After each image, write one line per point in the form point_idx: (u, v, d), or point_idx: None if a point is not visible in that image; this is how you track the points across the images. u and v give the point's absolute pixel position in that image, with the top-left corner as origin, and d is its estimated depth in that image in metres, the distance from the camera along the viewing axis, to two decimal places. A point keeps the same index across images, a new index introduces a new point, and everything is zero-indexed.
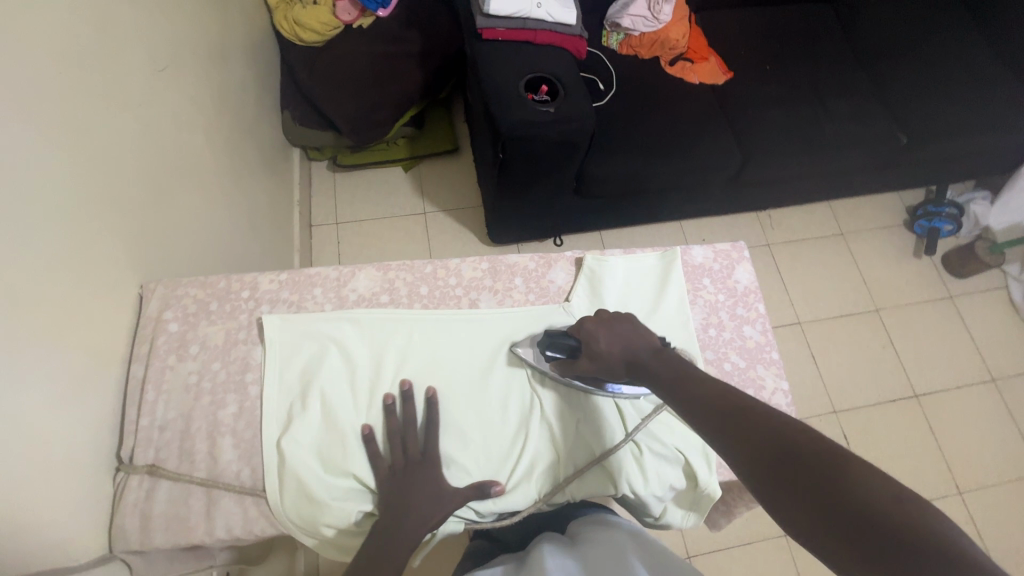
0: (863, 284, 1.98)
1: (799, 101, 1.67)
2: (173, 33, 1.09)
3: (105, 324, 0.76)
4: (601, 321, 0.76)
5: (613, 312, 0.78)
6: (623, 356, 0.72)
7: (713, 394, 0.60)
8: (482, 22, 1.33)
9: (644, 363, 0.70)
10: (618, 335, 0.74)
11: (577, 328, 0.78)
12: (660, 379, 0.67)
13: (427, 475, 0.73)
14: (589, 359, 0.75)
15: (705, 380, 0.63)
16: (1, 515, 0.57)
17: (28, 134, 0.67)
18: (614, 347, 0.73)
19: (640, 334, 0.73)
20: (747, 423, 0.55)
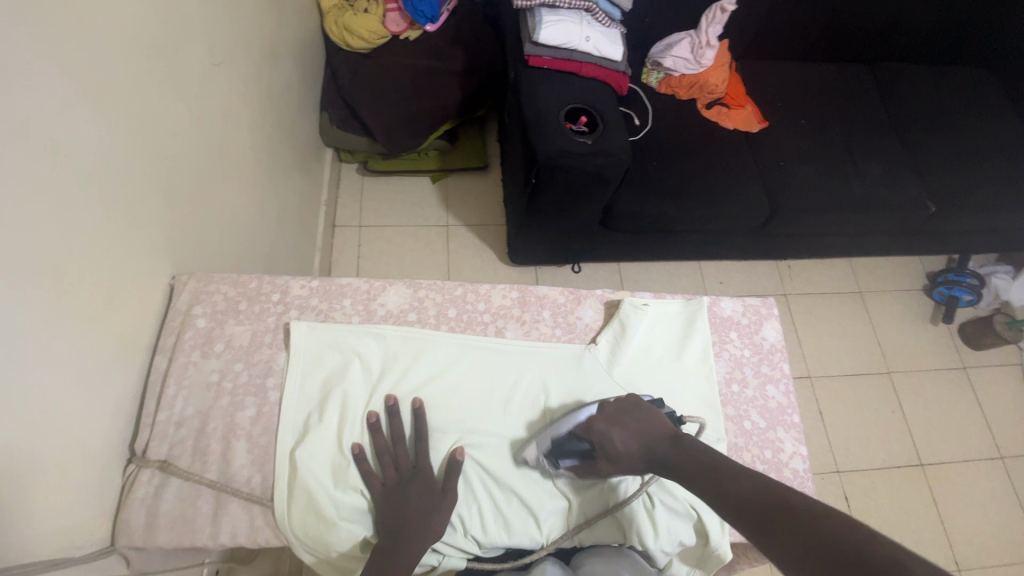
0: (878, 345, 1.97)
1: (832, 159, 1.68)
2: (232, 30, 1.10)
3: (136, 312, 0.77)
4: (609, 418, 0.74)
5: (618, 402, 0.76)
6: (646, 454, 0.71)
7: (746, 486, 0.62)
8: (530, 50, 1.35)
9: (669, 458, 0.69)
10: (634, 431, 0.72)
11: (586, 429, 0.74)
12: (690, 474, 0.66)
13: (417, 489, 0.73)
14: (607, 461, 0.72)
15: (738, 475, 0.64)
16: (15, 500, 0.57)
17: (87, 120, 0.68)
18: (631, 444, 0.71)
19: (652, 424, 0.73)
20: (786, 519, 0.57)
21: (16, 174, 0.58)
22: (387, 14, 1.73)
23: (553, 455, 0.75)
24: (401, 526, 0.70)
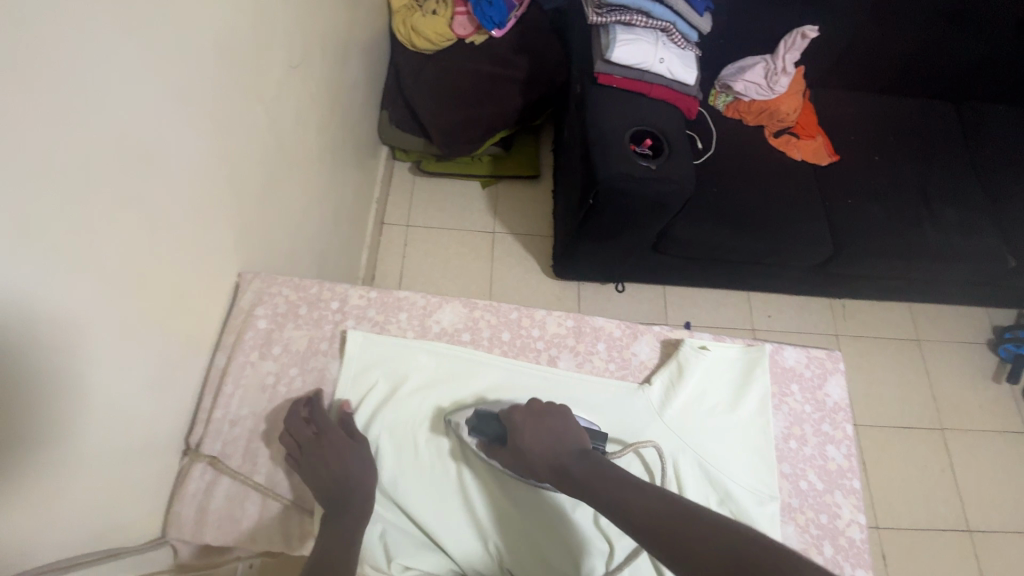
0: (932, 399, 1.86)
1: (904, 200, 1.59)
2: (310, 31, 1.12)
3: (204, 310, 0.79)
4: (530, 412, 0.74)
5: (548, 404, 0.76)
6: (550, 465, 0.69)
7: (649, 506, 0.60)
8: (600, 67, 1.32)
9: (571, 469, 0.68)
10: (542, 437, 0.71)
11: (505, 413, 0.75)
12: (594, 486, 0.65)
13: (334, 451, 0.73)
14: (515, 456, 0.72)
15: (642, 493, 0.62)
16: (82, 491, 0.59)
17: (175, 124, 0.70)
18: (537, 456, 0.70)
19: (560, 437, 0.71)
20: (695, 536, 0.55)
21: (113, 181, 0.60)
22: (455, 17, 1.72)
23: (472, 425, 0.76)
24: (344, 498, 0.71)
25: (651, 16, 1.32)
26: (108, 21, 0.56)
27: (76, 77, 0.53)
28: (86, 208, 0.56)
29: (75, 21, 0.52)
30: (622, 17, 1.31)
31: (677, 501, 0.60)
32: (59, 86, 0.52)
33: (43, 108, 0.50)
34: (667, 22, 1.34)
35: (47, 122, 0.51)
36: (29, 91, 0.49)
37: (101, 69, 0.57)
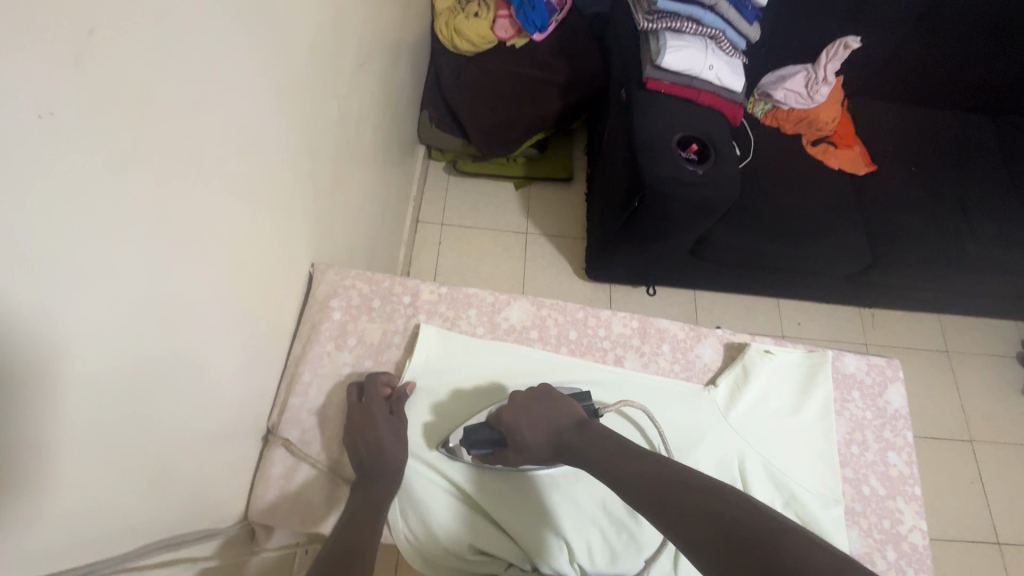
0: (961, 410, 1.87)
1: (943, 212, 1.59)
2: (373, 30, 1.14)
3: (285, 301, 0.81)
4: (518, 409, 0.76)
5: (527, 391, 0.78)
6: (550, 441, 0.73)
7: (642, 469, 0.64)
8: (650, 72, 1.34)
9: (572, 445, 0.72)
10: (541, 417, 0.75)
11: (495, 419, 0.77)
12: (592, 456, 0.69)
13: (385, 429, 0.75)
14: (515, 451, 0.75)
15: (637, 458, 0.66)
16: (186, 470, 0.62)
17: (273, 120, 0.72)
18: (537, 438, 0.73)
19: (562, 411, 0.75)
20: (683, 502, 0.57)
21: (227, 174, 0.62)
22: (497, 20, 1.73)
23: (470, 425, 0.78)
24: None
25: (702, 24, 1.34)
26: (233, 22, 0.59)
27: (207, 74, 0.55)
28: (206, 198, 0.59)
29: (210, 20, 0.54)
30: (673, 24, 1.32)
31: (672, 472, 0.62)
32: (193, 83, 0.54)
33: (182, 105, 0.52)
34: (717, 30, 1.35)
35: (186, 116, 0.53)
36: (173, 86, 0.51)
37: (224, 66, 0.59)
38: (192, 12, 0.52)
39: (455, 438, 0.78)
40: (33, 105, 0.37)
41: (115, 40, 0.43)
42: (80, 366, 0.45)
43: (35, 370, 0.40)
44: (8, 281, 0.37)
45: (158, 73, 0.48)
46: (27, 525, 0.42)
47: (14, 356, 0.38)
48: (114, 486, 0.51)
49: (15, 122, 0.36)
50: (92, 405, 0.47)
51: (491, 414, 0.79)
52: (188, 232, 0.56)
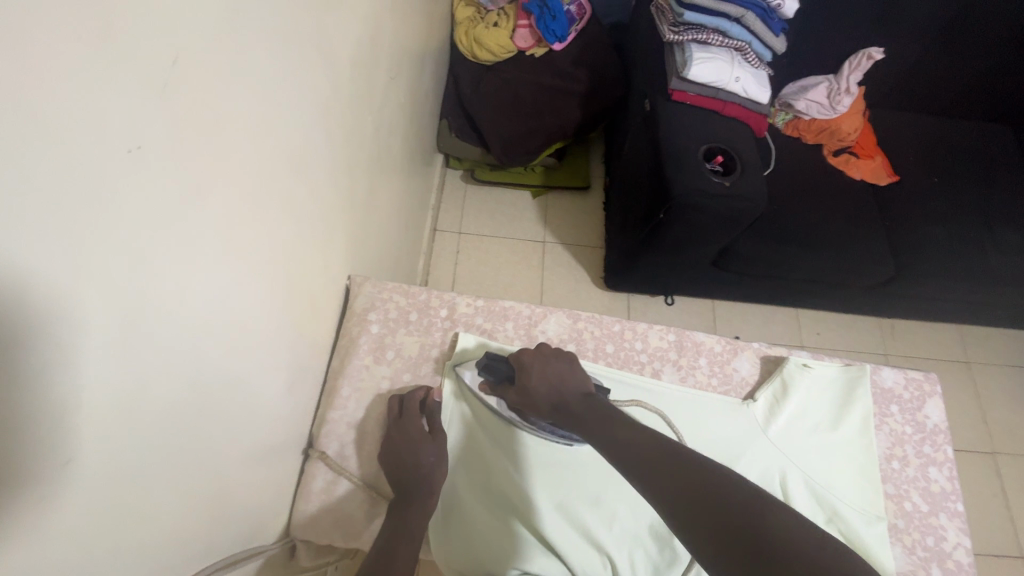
0: (983, 422, 1.85)
1: (966, 222, 1.58)
2: (403, 43, 1.15)
3: (324, 314, 0.82)
4: (537, 355, 0.80)
5: (555, 348, 0.82)
6: (552, 402, 0.76)
7: (637, 437, 0.66)
8: (675, 84, 1.35)
9: (571, 407, 0.74)
10: (548, 376, 0.77)
11: (513, 357, 0.81)
12: (588, 422, 0.71)
13: (426, 450, 0.77)
14: (519, 393, 0.78)
15: (634, 427, 0.67)
16: (230, 485, 0.63)
17: (319, 137, 0.73)
18: (542, 390, 0.76)
19: (571, 381, 0.77)
20: (667, 468, 0.59)
21: (276, 191, 0.64)
22: (517, 30, 1.73)
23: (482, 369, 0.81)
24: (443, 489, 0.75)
25: (728, 36, 1.36)
26: (287, 46, 0.60)
27: (263, 96, 0.57)
28: (258, 216, 0.60)
29: (268, 46, 0.56)
30: (698, 36, 1.34)
31: (663, 442, 0.64)
32: (253, 107, 0.55)
33: (241, 128, 0.54)
34: (743, 42, 1.37)
35: (244, 138, 0.55)
36: (235, 111, 0.52)
37: (278, 88, 0.60)
38: (254, 38, 0.53)
39: (471, 374, 0.83)
40: (124, 141, 0.39)
41: (192, 68, 0.45)
42: (145, 384, 0.46)
43: (110, 390, 0.42)
44: (92, 308, 0.39)
45: (222, 99, 0.50)
46: (96, 540, 0.44)
47: (94, 376, 0.40)
48: (166, 502, 0.52)
49: (106, 152, 0.37)
50: (152, 422, 0.48)
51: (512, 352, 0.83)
52: (239, 251, 0.58)
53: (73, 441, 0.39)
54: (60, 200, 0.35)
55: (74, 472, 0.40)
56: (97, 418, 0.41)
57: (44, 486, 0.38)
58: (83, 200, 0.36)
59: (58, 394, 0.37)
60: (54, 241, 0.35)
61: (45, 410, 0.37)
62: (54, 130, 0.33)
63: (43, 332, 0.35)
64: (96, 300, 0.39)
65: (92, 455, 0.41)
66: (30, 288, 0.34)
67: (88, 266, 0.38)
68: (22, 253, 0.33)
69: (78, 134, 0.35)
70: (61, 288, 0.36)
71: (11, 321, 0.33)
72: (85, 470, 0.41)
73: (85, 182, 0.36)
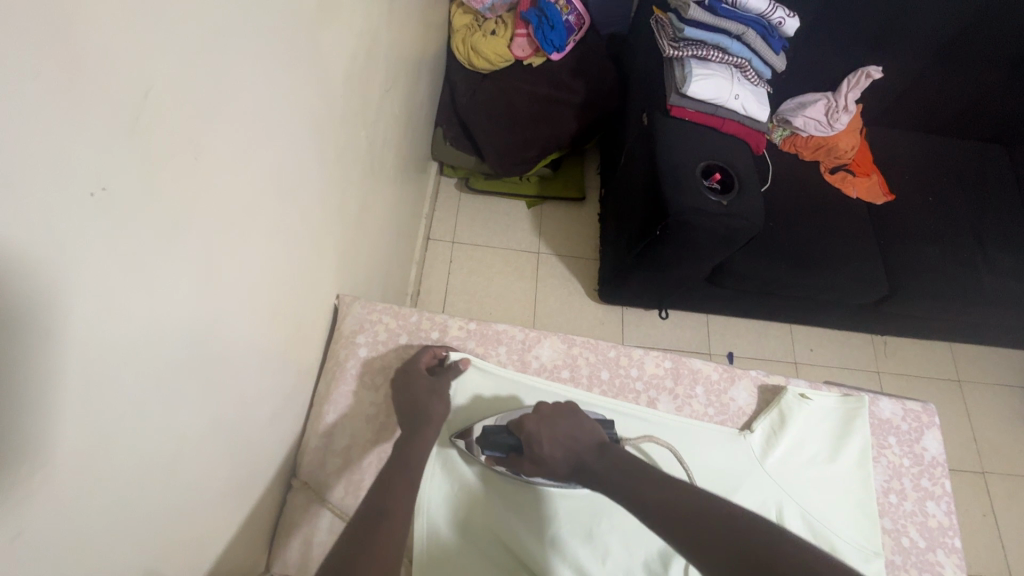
0: (973, 441, 1.85)
1: (961, 243, 1.58)
2: (398, 54, 1.13)
3: (310, 337, 0.80)
4: (543, 420, 0.75)
5: (557, 404, 0.77)
6: (568, 463, 0.71)
7: (669, 494, 0.61)
8: (675, 100, 1.33)
9: (591, 466, 0.69)
10: (561, 436, 0.72)
11: (518, 427, 0.75)
12: (610, 482, 0.66)
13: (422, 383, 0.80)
14: (532, 462, 0.73)
15: (662, 482, 0.63)
16: (210, 524, 0.60)
17: (309, 157, 0.71)
18: (558, 454, 0.71)
19: (584, 435, 0.73)
20: (710, 532, 0.56)
21: (263, 217, 0.61)
22: (515, 38, 1.72)
23: (483, 444, 0.76)
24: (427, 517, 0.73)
25: (728, 53, 1.35)
26: (276, 68, 0.58)
27: (249, 121, 0.55)
28: (242, 245, 0.58)
29: (255, 69, 0.54)
30: (698, 52, 1.33)
31: (691, 494, 0.61)
32: (237, 133, 0.53)
33: (223, 156, 0.51)
34: (743, 59, 1.36)
35: (227, 166, 0.52)
36: (218, 139, 0.50)
37: (265, 111, 0.58)
38: (240, 63, 0.51)
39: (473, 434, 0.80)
40: (88, 182, 0.36)
41: (170, 98, 0.42)
42: (118, 435, 0.43)
43: (74, 449, 0.39)
44: (54, 365, 0.36)
45: (203, 127, 0.47)
46: None
47: (54, 436, 0.37)
48: (142, 554, 0.49)
49: (68, 195, 0.35)
50: (126, 474, 0.45)
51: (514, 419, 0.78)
52: (222, 283, 0.55)
53: (33, 509, 0.36)
54: (10, 249, 0.31)
55: (29, 543, 0.36)
56: (59, 481, 0.38)
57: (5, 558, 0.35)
58: (37, 248, 0.33)
59: (11, 460, 0.34)
60: (4, 295, 0.32)
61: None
62: (8, 176, 0.30)
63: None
64: (55, 355, 0.36)
65: (51, 521, 0.38)
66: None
67: (42, 318, 0.35)
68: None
69: (35, 177, 0.32)
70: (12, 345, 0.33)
71: None
72: (42, 539, 0.37)
73: (43, 227, 0.33)
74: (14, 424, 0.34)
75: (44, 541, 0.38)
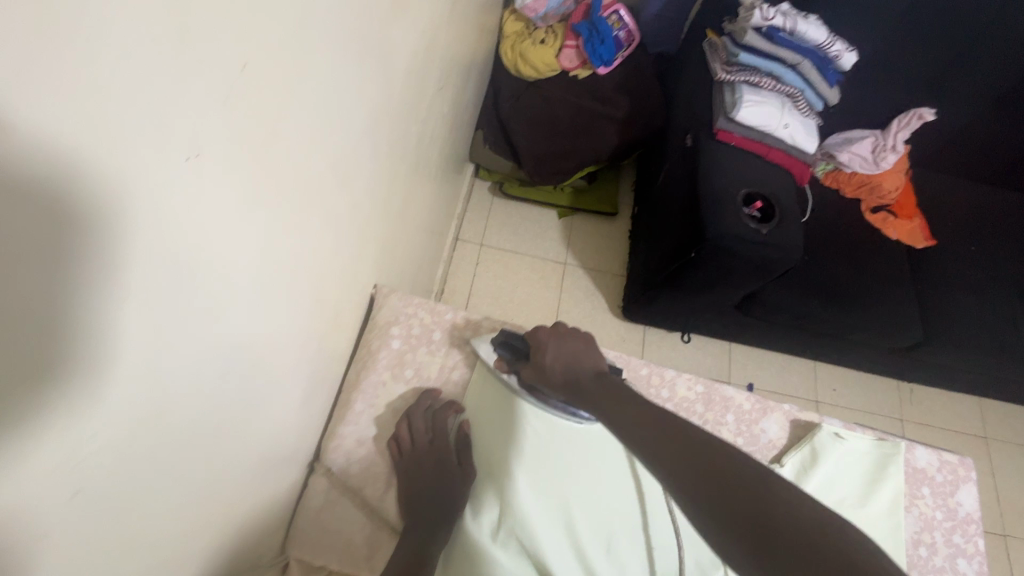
0: (995, 501, 1.79)
1: (1003, 295, 1.53)
2: (453, 53, 1.14)
3: (347, 324, 0.81)
4: (547, 344, 0.81)
5: (563, 329, 0.83)
6: (565, 381, 0.77)
7: (642, 412, 0.65)
8: (722, 124, 1.33)
9: (585, 387, 0.74)
10: (562, 360, 0.79)
11: (525, 354, 0.83)
12: (596, 395, 0.72)
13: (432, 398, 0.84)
14: (539, 386, 0.80)
15: (640, 403, 0.67)
16: (238, 500, 0.61)
17: (366, 146, 0.72)
18: (560, 373, 0.78)
19: (585, 360, 0.79)
20: (679, 443, 0.58)
21: (322, 201, 0.62)
22: (564, 49, 1.73)
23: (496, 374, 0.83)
24: (443, 516, 0.75)
25: (781, 81, 1.35)
26: (351, 57, 0.59)
27: (322, 107, 0.56)
28: (301, 228, 0.59)
29: (334, 56, 0.55)
30: (750, 78, 1.33)
31: (669, 419, 0.62)
32: (309, 117, 0.54)
33: (297, 137, 0.53)
34: (795, 89, 1.36)
35: (299, 147, 0.53)
36: (294, 122, 0.51)
37: (336, 98, 0.59)
38: (322, 50, 0.52)
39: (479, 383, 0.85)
40: (183, 150, 0.37)
41: (260, 78, 0.43)
42: (176, 399, 0.45)
43: (136, 412, 0.40)
44: (132, 328, 0.37)
45: (283, 107, 0.48)
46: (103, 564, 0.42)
47: (122, 399, 0.38)
48: (176, 520, 0.50)
49: (167, 158, 0.36)
50: (178, 437, 0.46)
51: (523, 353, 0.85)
52: (280, 263, 0.57)
53: (91, 471, 0.37)
54: (110, 207, 0.33)
55: (86, 498, 0.38)
56: (122, 440, 0.39)
57: (60, 516, 0.36)
58: (132, 209, 0.34)
59: (89, 417, 0.36)
60: (98, 253, 0.33)
61: (73, 435, 0.35)
62: (119, 137, 0.32)
63: (60, 346, 0.32)
64: (133, 316, 0.37)
65: (109, 476, 0.39)
66: (50, 301, 0.30)
67: (133, 279, 0.36)
68: (48, 262, 0.30)
69: (142, 139, 0.33)
70: (86, 300, 0.33)
71: (57, 343, 0.32)
72: (99, 491, 0.39)
73: (141, 189, 0.35)
74: (85, 381, 0.35)
75: (98, 494, 0.39)
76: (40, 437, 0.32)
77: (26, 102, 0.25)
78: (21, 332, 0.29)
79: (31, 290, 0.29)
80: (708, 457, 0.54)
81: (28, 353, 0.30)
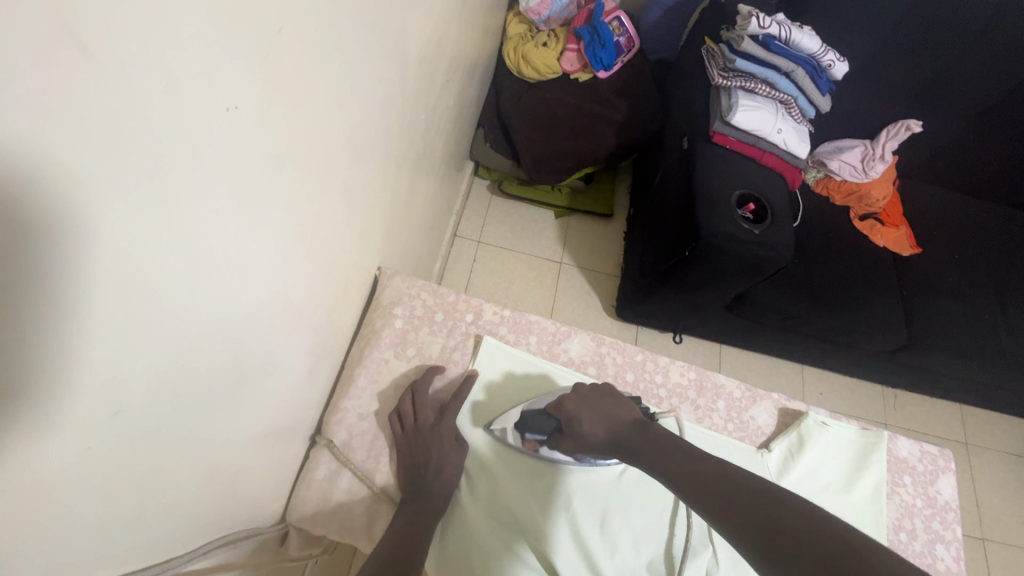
0: (974, 505, 1.82)
1: (985, 303, 1.58)
2: (460, 48, 1.17)
3: (352, 302, 0.83)
4: (580, 400, 0.80)
5: (593, 388, 0.82)
6: (608, 439, 0.76)
7: (699, 469, 0.65)
8: (718, 127, 1.37)
9: (630, 443, 0.74)
10: (599, 414, 0.78)
11: (555, 407, 0.81)
12: (643, 455, 0.72)
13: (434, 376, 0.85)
14: (572, 439, 0.78)
15: (698, 460, 0.67)
16: (247, 458, 0.63)
17: (379, 127, 0.74)
18: (597, 430, 0.76)
19: (620, 412, 0.78)
20: (738, 496, 0.58)
21: (338, 174, 0.65)
22: (565, 53, 1.78)
23: (521, 422, 0.82)
24: (441, 488, 0.77)
25: (776, 88, 1.39)
26: (371, 37, 0.62)
27: (343, 79, 0.59)
28: (318, 196, 0.62)
29: (357, 34, 0.58)
30: (746, 84, 1.37)
31: (727, 473, 0.63)
32: (332, 88, 0.57)
33: (320, 107, 0.55)
34: (789, 96, 1.41)
35: (321, 116, 0.56)
36: (319, 91, 0.54)
37: (356, 75, 0.62)
38: (347, 26, 0.55)
39: (500, 423, 0.84)
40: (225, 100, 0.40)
41: (294, 42, 0.46)
42: (203, 341, 0.47)
43: (170, 346, 0.43)
44: (172, 261, 0.40)
45: (310, 75, 0.51)
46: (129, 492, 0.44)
47: (158, 329, 0.41)
48: (195, 462, 0.52)
49: (213, 105, 0.39)
50: (201, 378, 0.49)
51: (554, 398, 0.84)
52: (299, 226, 0.59)
53: (130, 395, 0.40)
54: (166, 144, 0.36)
55: (124, 419, 0.40)
56: (155, 369, 0.42)
57: (102, 431, 0.38)
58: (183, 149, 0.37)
59: (132, 340, 0.38)
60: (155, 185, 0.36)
61: (117, 353, 0.37)
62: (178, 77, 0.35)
63: (92, 275, 0.33)
64: (176, 250, 0.40)
65: (143, 404, 0.42)
66: (84, 223, 0.31)
67: (178, 216, 0.39)
68: (89, 185, 0.30)
69: (196, 83, 0.36)
70: (112, 232, 0.33)
71: (117, 262, 0.35)
72: (135, 416, 0.41)
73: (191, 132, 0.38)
74: (133, 305, 0.37)
75: (133, 419, 0.41)
76: (73, 359, 0.34)
77: (111, 33, 0.29)
78: (52, 251, 0.30)
79: (98, 208, 0.32)
80: (767, 512, 0.55)
81: (70, 271, 0.31)
